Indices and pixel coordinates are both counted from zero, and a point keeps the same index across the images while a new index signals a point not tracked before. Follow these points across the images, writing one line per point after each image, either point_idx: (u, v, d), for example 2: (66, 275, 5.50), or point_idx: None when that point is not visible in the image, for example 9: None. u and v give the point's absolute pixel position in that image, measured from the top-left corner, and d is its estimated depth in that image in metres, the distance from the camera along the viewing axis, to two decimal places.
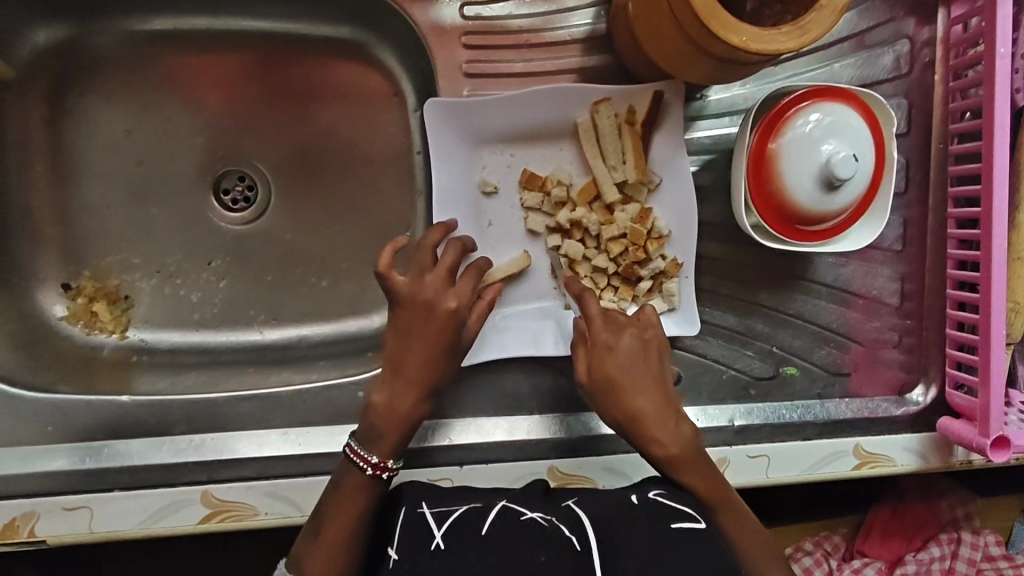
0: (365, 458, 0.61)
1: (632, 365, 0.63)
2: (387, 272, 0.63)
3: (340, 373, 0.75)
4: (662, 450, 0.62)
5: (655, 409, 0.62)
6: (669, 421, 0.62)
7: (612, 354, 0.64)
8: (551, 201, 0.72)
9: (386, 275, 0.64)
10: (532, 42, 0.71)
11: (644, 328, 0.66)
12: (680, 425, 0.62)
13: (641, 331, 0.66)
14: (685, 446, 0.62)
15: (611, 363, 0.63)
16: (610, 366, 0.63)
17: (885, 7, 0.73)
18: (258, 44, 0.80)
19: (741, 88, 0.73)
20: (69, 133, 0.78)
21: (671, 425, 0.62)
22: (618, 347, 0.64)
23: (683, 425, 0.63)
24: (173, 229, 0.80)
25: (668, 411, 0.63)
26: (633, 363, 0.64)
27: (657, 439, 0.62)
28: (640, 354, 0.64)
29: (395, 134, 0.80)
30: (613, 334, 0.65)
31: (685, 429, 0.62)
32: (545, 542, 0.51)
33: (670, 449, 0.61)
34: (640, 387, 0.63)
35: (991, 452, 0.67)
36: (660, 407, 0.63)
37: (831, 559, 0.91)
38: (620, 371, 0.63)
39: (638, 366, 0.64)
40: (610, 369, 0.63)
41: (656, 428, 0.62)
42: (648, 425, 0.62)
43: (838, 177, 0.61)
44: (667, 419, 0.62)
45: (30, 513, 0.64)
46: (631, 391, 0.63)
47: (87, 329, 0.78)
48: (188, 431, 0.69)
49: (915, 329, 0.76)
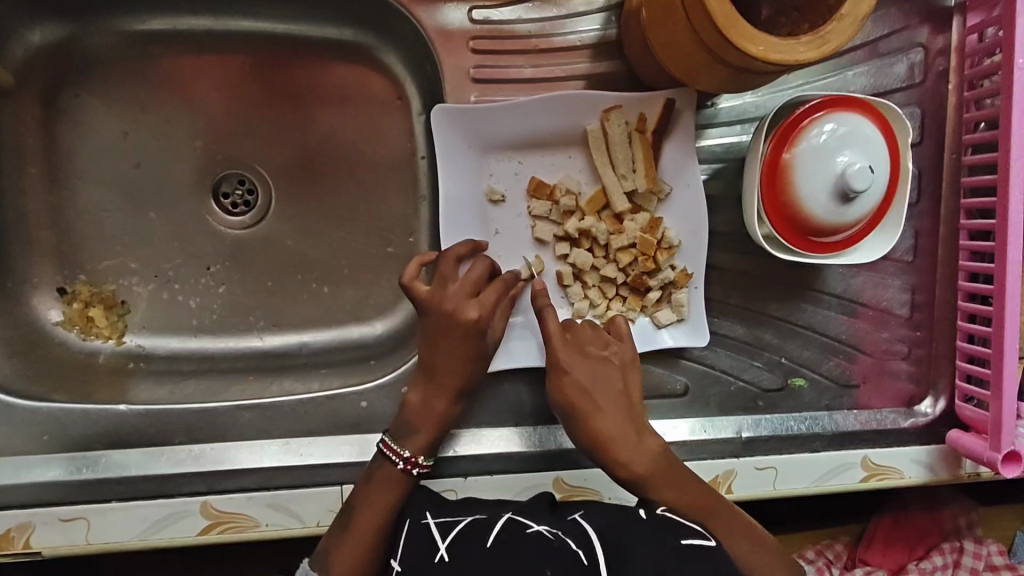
0: (398, 454, 0.63)
1: (589, 385, 0.63)
2: (411, 284, 0.66)
3: (343, 382, 0.74)
4: (627, 470, 0.61)
5: (614, 427, 0.62)
6: (629, 438, 0.61)
7: (566, 375, 0.64)
8: (559, 210, 0.71)
9: (409, 286, 0.66)
10: (541, 47, 0.70)
11: (607, 345, 0.66)
12: (642, 441, 0.61)
13: (602, 348, 0.66)
14: (650, 461, 0.61)
15: (568, 386, 0.63)
16: (568, 388, 0.63)
17: (899, 15, 0.72)
18: (260, 45, 0.78)
19: (752, 96, 0.72)
20: (65, 135, 0.77)
21: (633, 441, 0.61)
22: (573, 367, 0.64)
23: (648, 440, 0.62)
24: (172, 233, 0.79)
25: (629, 427, 0.62)
26: (591, 382, 0.64)
27: (620, 460, 0.61)
28: (599, 371, 0.64)
29: (400, 138, 0.79)
30: (571, 354, 0.65)
31: (649, 443, 0.61)
32: (551, 555, 0.49)
33: (635, 469, 0.61)
34: (597, 406, 0.63)
35: (1002, 466, 0.67)
36: (620, 424, 0.62)
37: (833, 568, 0.89)
38: (577, 392, 0.63)
39: (595, 384, 0.63)
40: (568, 393, 0.63)
41: (617, 448, 0.61)
42: (610, 446, 0.61)
43: (854, 189, 0.61)
44: (628, 436, 0.62)
45: (25, 525, 0.62)
46: (588, 412, 0.63)
47: (83, 334, 0.76)
48: (187, 441, 0.68)
49: (925, 341, 0.74)
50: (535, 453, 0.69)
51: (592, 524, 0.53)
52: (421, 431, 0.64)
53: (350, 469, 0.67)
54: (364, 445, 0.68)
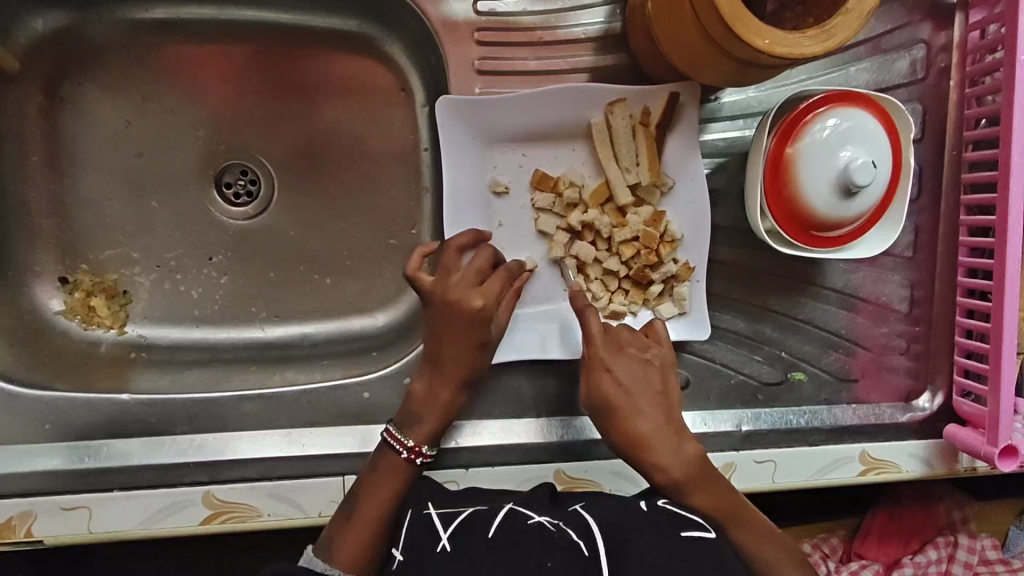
0: (403, 442, 0.64)
1: (631, 387, 0.63)
2: (414, 275, 0.66)
3: (345, 372, 0.74)
4: (665, 475, 0.61)
5: (656, 430, 0.61)
6: (670, 442, 0.61)
7: (608, 375, 0.63)
8: (562, 202, 0.71)
9: (413, 278, 0.66)
10: (546, 39, 0.70)
11: (646, 347, 0.66)
12: (681, 445, 0.61)
13: (642, 350, 0.65)
14: (687, 467, 0.61)
15: (611, 386, 0.63)
16: (610, 389, 0.63)
17: (903, 11, 0.72)
18: (263, 34, 0.78)
19: (755, 90, 0.72)
20: (67, 124, 0.76)
21: (673, 445, 0.61)
22: (617, 368, 0.63)
23: (686, 445, 0.62)
24: (174, 223, 0.78)
25: (669, 432, 0.62)
26: (634, 385, 0.63)
27: (659, 463, 0.61)
28: (641, 373, 0.64)
29: (403, 130, 0.79)
30: (613, 354, 0.64)
31: (687, 449, 0.61)
32: (554, 546, 0.49)
33: (671, 472, 0.60)
34: (639, 408, 0.62)
35: (999, 462, 0.67)
36: (661, 428, 0.62)
37: (829, 561, 0.90)
38: (619, 393, 0.62)
39: (637, 386, 0.63)
40: (608, 392, 0.63)
41: (657, 451, 0.61)
42: (650, 448, 0.61)
43: (857, 184, 0.61)
44: (669, 440, 0.61)
45: (28, 513, 0.62)
46: (629, 413, 0.62)
47: (85, 324, 0.76)
48: (189, 431, 0.68)
49: (924, 336, 0.75)
50: (535, 445, 0.69)
51: (594, 516, 0.54)
52: (425, 423, 0.65)
53: (352, 459, 0.67)
54: (366, 437, 0.68)
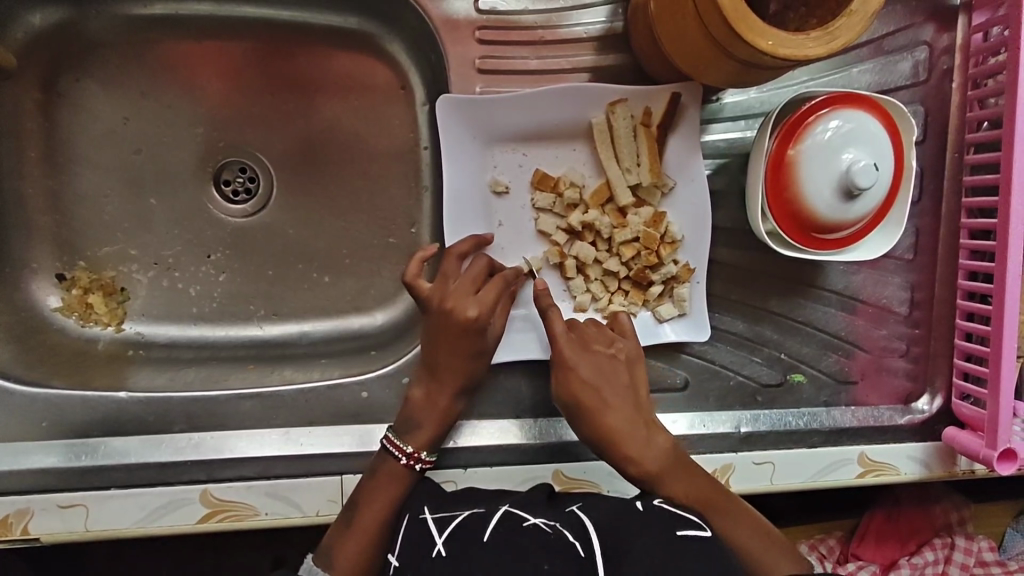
0: (402, 449, 0.63)
1: (596, 381, 0.63)
2: (413, 282, 0.66)
3: (343, 371, 0.74)
4: (638, 467, 0.61)
5: (624, 423, 0.62)
6: (639, 434, 0.62)
7: (574, 372, 0.63)
8: (563, 203, 0.71)
9: (412, 284, 0.66)
10: (547, 38, 0.70)
11: (611, 341, 0.66)
12: (651, 436, 0.62)
13: (607, 345, 0.66)
14: (660, 457, 0.61)
15: (577, 384, 0.63)
16: (576, 386, 0.63)
17: (905, 13, 0.72)
18: (263, 31, 0.78)
19: (757, 92, 0.72)
20: (65, 120, 0.76)
21: (643, 436, 0.62)
22: (581, 364, 0.64)
23: (657, 435, 0.63)
24: (172, 220, 0.78)
25: (638, 424, 0.63)
26: (600, 379, 0.64)
27: (632, 455, 0.61)
28: (606, 368, 0.64)
29: (403, 129, 0.78)
30: (578, 350, 0.65)
31: (659, 441, 0.62)
32: (550, 548, 0.49)
33: (644, 463, 0.61)
34: (605, 402, 0.63)
35: (998, 464, 0.67)
36: (629, 421, 0.62)
37: (826, 561, 0.90)
38: (585, 388, 0.63)
39: (603, 380, 0.64)
40: (575, 389, 0.63)
41: (628, 443, 0.62)
42: (621, 441, 0.62)
43: (858, 186, 0.61)
44: (638, 432, 0.62)
45: (24, 511, 0.62)
46: (596, 408, 0.63)
47: (82, 321, 0.76)
48: (187, 429, 0.67)
49: (923, 339, 0.75)
50: (533, 445, 0.68)
51: (591, 516, 0.53)
52: (425, 424, 0.64)
53: (350, 459, 0.67)
54: (365, 437, 0.68)
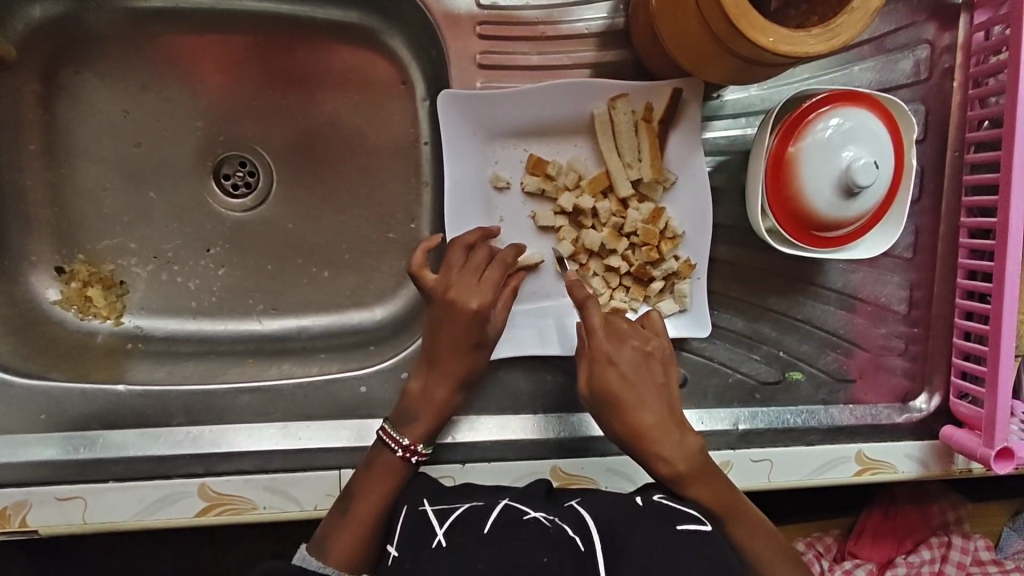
0: (397, 441, 0.63)
1: (633, 379, 0.62)
2: (418, 272, 0.66)
3: (341, 366, 0.74)
4: (669, 468, 0.61)
5: (659, 423, 0.61)
6: (673, 435, 0.61)
7: (612, 367, 0.62)
8: (555, 185, 0.71)
9: (416, 275, 0.66)
10: (548, 34, 0.70)
11: (647, 340, 0.65)
12: (684, 438, 0.62)
13: (643, 342, 0.65)
14: (691, 460, 0.61)
15: (615, 379, 0.62)
16: (613, 382, 0.62)
17: (907, 11, 0.72)
18: (263, 25, 0.77)
19: (758, 89, 0.72)
20: (64, 112, 0.76)
21: (676, 438, 0.61)
22: (620, 360, 0.63)
23: (689, 437, 0.62)
24: (172, 214, 0.78)
25: (671, 424, 0.62)
26: (637, 377, 0.63)
27: (664, 455, 0.61)
28: (644, 366, 0.63)
29: (403, 124, 0.78)
30: (616, 346, 0.63)
31: (689, 442, 0.61)
32: (549, 542, 0.49)
33: (674, 464, 0.60)
34: (641, 401, 0.62)
35: (994, 463, 0.67)
36: (663, 420, 0.62)
37: (823, 559, 0.90)
38: (622, 385, 0.62)
39: (640, 378, 0.63)
40: (611, 384, 0.62)
41: (661, 443, 0.61)
42: (653, 441, 0.61)
43: (858, 184, 0.61)
44: (671, 433, 0.61)
45: (22, 503, 0.62)
46: (633, 406, 0.62)
47: (81, 314, 0.76)
48: (186, 423, 0.68)
49: (922, 338, 0.75)
50: (532, 441, 0.69)
51: (590, 511, 0.53)
52: (424, 419, 0.65)
53: (349, 454, 0.67)
54: (364, 431, 0.68)
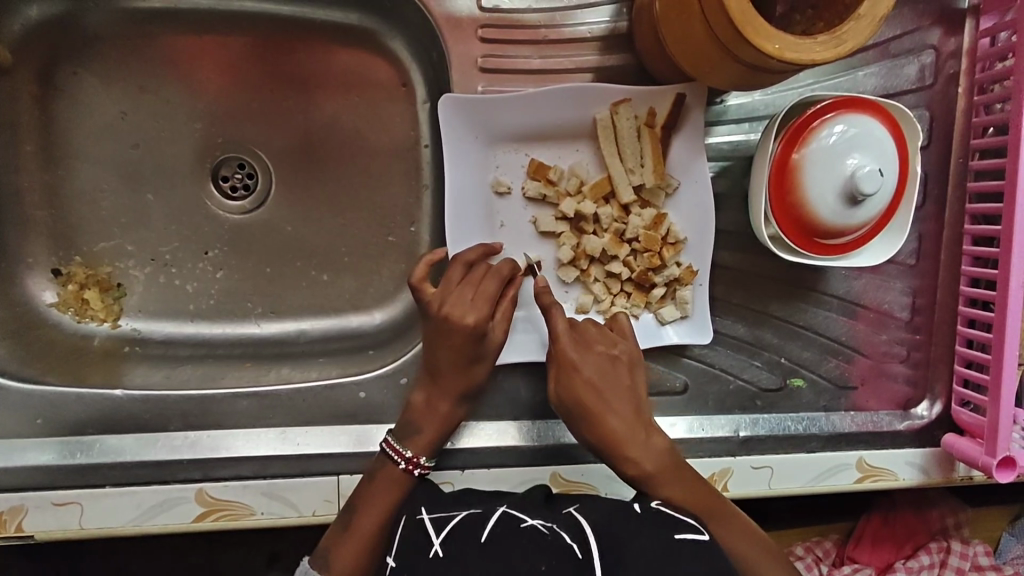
0: (401, 453, 0.63)
1: (597, 382, 0.63)
2: (418, 285, 0.65)
3: (340, 371, 0.74)
4: (636, 469, 0.61)
5: (625, 425, 0.62)
6: (640, 437, 0.61)
7: (576, 372, 0.63)
8: (557, 191, 0.70)
9: (416, 287, 0.65)
10: (551, 37, 0.69)
11: (613, 343, 0.65)
12: (651, 438, 0.62)
13: (610, 346, 0.65)
14: (658, 460, 0.61)
15: (578, 383, 0.63)
16: (577, 386, 0.63)
17: (912, 16, 0.71)
18: (263, 26, 0.77)
19: (761, 94, 0.71)
20: (61, 113, 0.75)
21: (643, 439, 0.61)
22: (583, 365, 0.63)
23: (656, 438, 0.62)
24: (170, 216, 0.77)
25: (638, 425, 0.62)
26: (601, 380, 0.63)
27: (629, 457, 0.61)
28: (609, 369, 0.64)
29: (403, 127, 0.78)
30: (580, 351, 0.64)
31: (657, 442, 0.61)
32: (548, 550, 0.48)
33: (642, 466, 0.60)
34: (607, 403, 0.62)
35: (996, 472, 0.67)
36: (630, 422, 0.62)
37: (822, 564, 0.89)
38: (586, 388, 0.63)
39: (604, 381, 0.63)
40: (576, 389, 0.63)
41: (627, 444, 0.61)
42: (620, 443, 0.61)
43: (863, 191, 0.60)
44: (638, 434, 0.61)
45: (18, 508, 0.62)
46: (598, 409, 0.62)
47: (78, 317, 0.75)
48: (183, 428, 0.67)
49: (924, 344, 0.74)
50: (531, 448, 0.68)
51: (588, 518, 0.53)
52: (424, 425, 0.64)
53: (348, 459, 0.66)
54: (363, 437, 0.67)
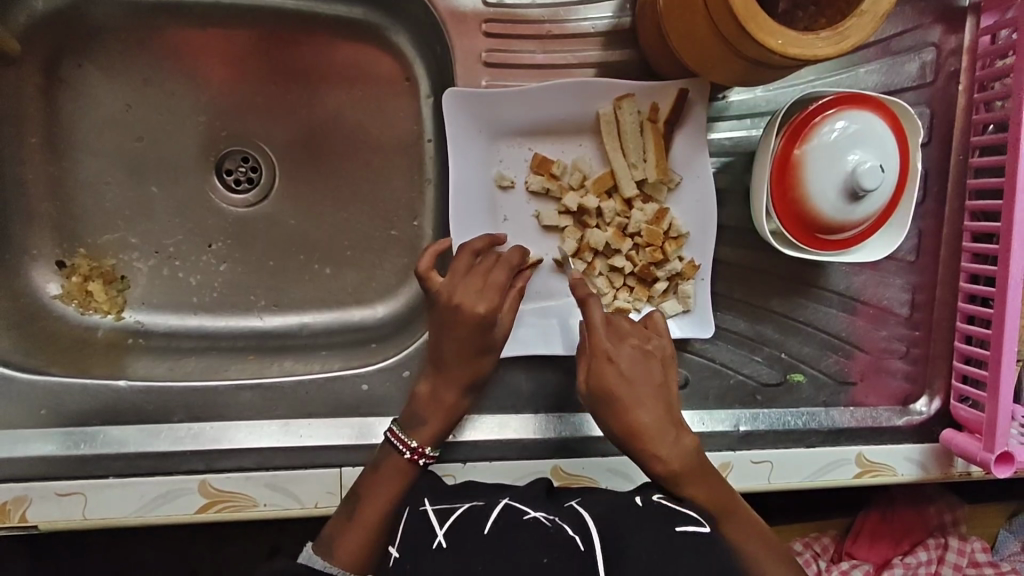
0: (406, 443, 0.64)
1: (633, 377, 0.63)
2: (425, 276, 0.65)
3: (343, 364, 0.74)
4: (663, 467, 0.60)
5: (656, 422, 0.61)
6: (669, 435, 0.61)
7: (611, 365, 0.63)
8: (560, 186, 0.71)
9: (424, 277, 0.65)
10: (554, 33, 0.70)
11: (647, 339, 0.66)
12: (680, 437, 0.61)
13: (644, 341, 0.65)
14: (687, 460, 0.60)
15: (612, 376, 0.62)
16: (610, 378, 0.62)
17: (913, 14, 0.72)
18: (267, 20, 0.77)
19: (763, 91, 0.72)
20: (66, 106, 0.75)
21: (672, 438, 0.61)
22: (618, 357, 0.63)
23: (685, 437, 0.61)
24: (173, 209, 0.78)
25: (668, 423, 0.61)
26: (634, 375, 0.63)
27: (658, 455, 0.60)
28: (643, 363, 0.63)
29: (406, 121, 0.78)
30: (615, 344, 0.64)
31: (685, 440, 0.61)
32: (550, 542, 0.48)
33: (671, 464, 0.60)
34: (640, 399, 0.62)
35: (994, 467, 0.67)
36: (660, 419, 0.61)
37: (820, 560, 0.90)
38: (620, 382, 0.62)
39: (638, 376, 0.63)
40: (609, 381, 0.62)
41: (656, 442, 0.60)
42: (650, 439, 0.60)
43: (863, 187, 0.61)
44: (667, 431, 0.61)
45: (22, 498, 0.62)
46: (631, 403, 0.61)
47: (81, 309, 0.76)
48: (186, 419, 0.67)
49: (923, 341, 0.75)
50: (534, 441, 0.69)
51: (590, 510, 0.53)
52: (427, 417, 0.65)
53: (351, 451, 0.67)
54: (366, 429, 0.68)
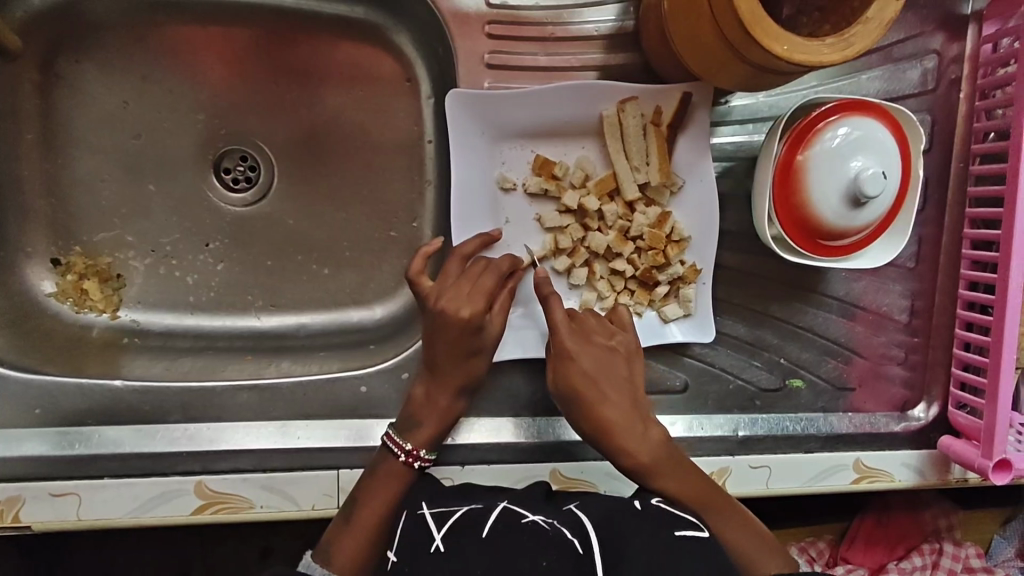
0: (401, 446, 0.63)
1: (597, 374, 0.62)
2: (415, 278, 0.66)
3: (341, 365, 0.73)
4: (633, 460, 0.60)
5: (623, 416, 0.61)
6: (636, 428, 0.61)
7: (573, 363, 0.63)
8: (562, 188, 0.71)
9: (414, 280, 0.66)
10: (558, 35, 0.69)
11: (612, 334, 0.66)
12: (647, 430, 0.61)
13: (608, 337, 0.65)
14: (657, 452, 0.60)
15: (575, 373, 0.62)
16: (575, 376, 0.62)
17: (916, 20, 0.72)
18: (268, 18, 0.76)
19: (766, 96, 0.71)
20: (62, 103, 0.74)
21: (640, 431, 0.61)
22: (581, 355, 0.63)
23: (652, 430, 0.61)
24: (170, 208, 0.77)
25: (634, 417, 0.61)
26: (599, 372, 0.63)
27: (625, 448, 0.60)
28: (606, 361, 0.64)
29: (406, 122, 0.78)
30: (579, 343, 0.64)
31: (653, 434, 0.61)
32: (549, 547, 0.48)
33: (640, 457, 0.60)
34: (603, 394, 0.62)
35: (992, 474, 0.67)
36: (627, 414, 0.61)
37: (816, 565, 0.90)
38: (585, 381, 0.62)
39: (603, 373, 0.63)
40: (573, 379, 0.62)
41: (623, 434, 0.60)
42: (617, 434, 0.60)
43: (866, 194, 0.61)
44: (635, 426, 0.61)
45: (15, 498, 0.61)
46: (596, 401, 0.61)
47: (77, 307, 0.75)
48: (183, 420, 0.67)
49: (921, 347, 0.75)
50: (532, 445, 0.68)
51: (589, 514, 0.53)
52: (425, 421, 0.64)
53: (348, 454, 0.66)
54: (364, 431, 0.67)
